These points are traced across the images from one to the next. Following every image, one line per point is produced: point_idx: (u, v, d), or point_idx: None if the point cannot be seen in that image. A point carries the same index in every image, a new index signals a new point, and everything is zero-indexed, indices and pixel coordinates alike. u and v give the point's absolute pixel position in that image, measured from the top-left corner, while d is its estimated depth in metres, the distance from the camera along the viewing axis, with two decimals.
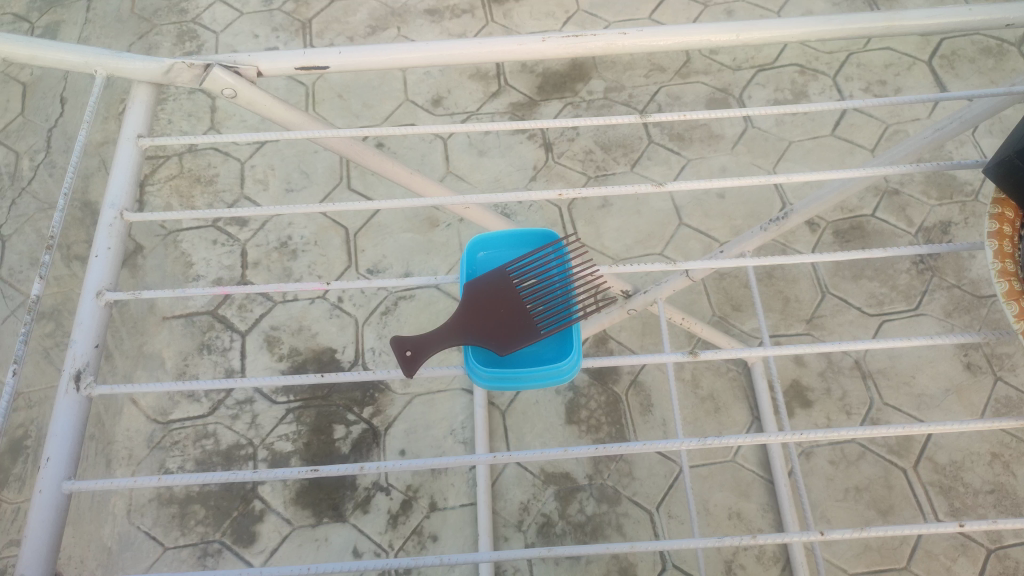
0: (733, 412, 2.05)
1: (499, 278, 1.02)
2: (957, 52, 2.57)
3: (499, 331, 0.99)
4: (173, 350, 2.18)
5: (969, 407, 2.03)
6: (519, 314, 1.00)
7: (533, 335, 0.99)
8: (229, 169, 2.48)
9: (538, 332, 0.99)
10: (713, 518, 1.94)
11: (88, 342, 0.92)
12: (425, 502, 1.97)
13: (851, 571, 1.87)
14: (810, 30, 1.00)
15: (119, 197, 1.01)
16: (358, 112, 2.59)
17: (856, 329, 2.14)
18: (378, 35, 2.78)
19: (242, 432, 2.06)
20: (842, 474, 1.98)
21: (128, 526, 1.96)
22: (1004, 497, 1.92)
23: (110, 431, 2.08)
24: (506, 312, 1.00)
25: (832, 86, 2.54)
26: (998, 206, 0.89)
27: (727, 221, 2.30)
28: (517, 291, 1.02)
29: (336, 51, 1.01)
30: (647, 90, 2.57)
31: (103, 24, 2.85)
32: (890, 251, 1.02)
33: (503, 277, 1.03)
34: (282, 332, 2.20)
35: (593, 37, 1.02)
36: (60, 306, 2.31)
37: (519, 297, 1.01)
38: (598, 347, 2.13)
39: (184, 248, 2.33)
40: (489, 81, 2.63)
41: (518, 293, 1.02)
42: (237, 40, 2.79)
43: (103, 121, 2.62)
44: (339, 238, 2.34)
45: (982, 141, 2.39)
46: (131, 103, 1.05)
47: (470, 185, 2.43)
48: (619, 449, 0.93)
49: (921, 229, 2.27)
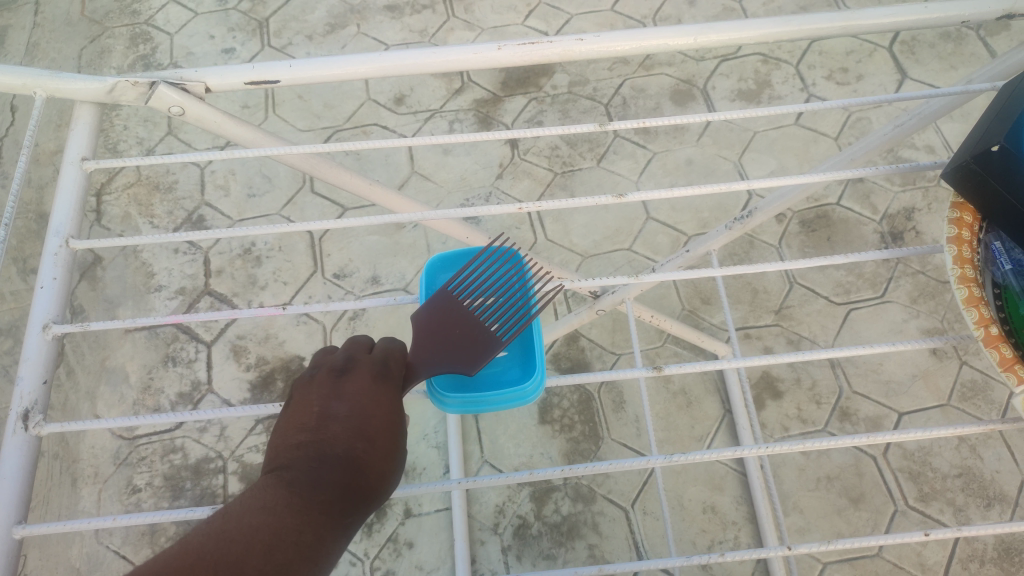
0: (705, 407, 2.06)
1: (449, 302, 1.00)
2: (918, 38, 2.58)
3: (462, 351, 0.96)
4: (138, 364, 2.15)
5: (935, 393, 2.05)
6: (475, 334, 0.97)
7: (490, 353, 0.96)
8: (189, 175, 2.43)
9: (495, 350, 0.96)
10: (687, 514, 1.95)
11: (35, 378, 0.89)
12: (400, 508, 1.96)
13: (825, 561, 1.89)
14: (767, 32, 0.99)
15: (63, 223, 0.97)
16: (319, 113, 2.55)
17: (823, 319, 2.16)
18: (337, 33, 2.73)
19: (211, 445, 2.03)
20: (813, 464, 1.99)
21: (96, 545, 1.92)
22: (972, 480, 1.95)
23: (75, 449, 2.04)
24: (469, 331, 0.97)
25: (795, 75, 2.55)
26: (958, 210, 0.88)
27: (695, 214, 2.29)
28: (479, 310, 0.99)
29: (286, 64, 0.99)
30: (611, 84, 2.56)
31: (52, 28, 2.78)
32: (853, 256, 1.01)
33: (453, 301, 1.00)
34: (249, 341, 2.17)
35: (549, 43, 0.99)
36: (18, 322, 2.25)
37: (472, 318, 0.98)
38: (569, 346, 2.12)
39: (144, 258, 2.29)
40: (452, 77, 2.60)
41: (471, 313, 0.99)
42: (193, 42, 2.72)
43: (56, 129, 2.55)
44: (304, 242, 2.30)
45: (943, 128, 2.42)
46: (76, 123, 1.02)
47: (435, 184, 2.40)
48: (587, 469, 0.92)
49: (886, 216, 2.29)
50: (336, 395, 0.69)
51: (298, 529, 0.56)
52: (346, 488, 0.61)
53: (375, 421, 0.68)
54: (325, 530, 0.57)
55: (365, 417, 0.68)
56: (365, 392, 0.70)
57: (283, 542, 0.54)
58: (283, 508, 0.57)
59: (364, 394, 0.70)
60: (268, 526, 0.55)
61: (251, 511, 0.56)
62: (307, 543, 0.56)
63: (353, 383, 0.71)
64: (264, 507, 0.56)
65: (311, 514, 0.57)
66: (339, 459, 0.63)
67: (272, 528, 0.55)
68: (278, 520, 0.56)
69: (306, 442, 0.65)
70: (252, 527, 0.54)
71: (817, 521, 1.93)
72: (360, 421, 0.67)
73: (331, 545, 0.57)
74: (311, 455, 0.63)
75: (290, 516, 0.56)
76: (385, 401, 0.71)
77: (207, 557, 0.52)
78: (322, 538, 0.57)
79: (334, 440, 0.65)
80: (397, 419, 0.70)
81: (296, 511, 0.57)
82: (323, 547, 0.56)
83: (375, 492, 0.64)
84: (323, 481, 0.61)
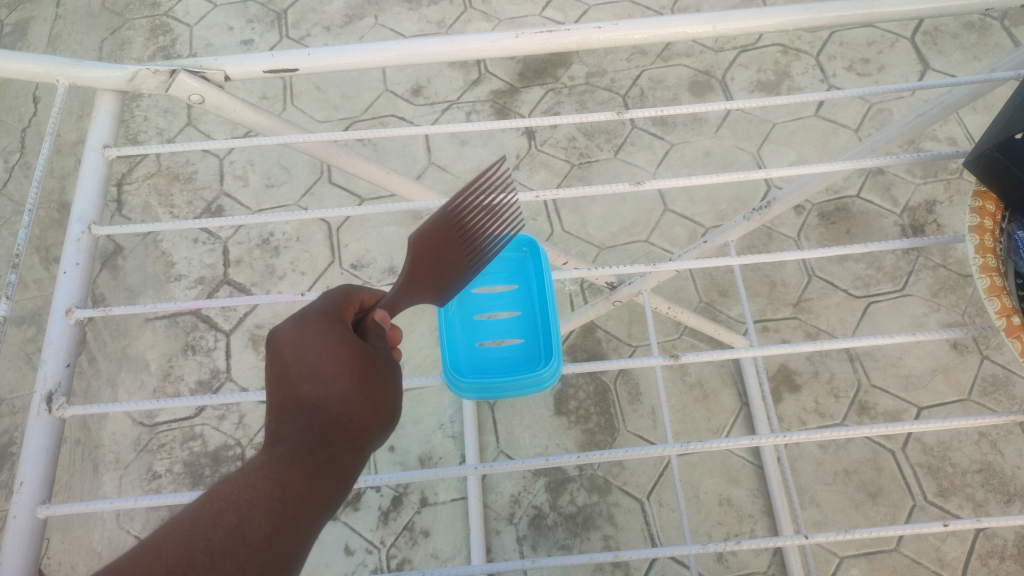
0: (721, 399, 2.05)
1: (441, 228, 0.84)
2: (940, 28, 2.55)
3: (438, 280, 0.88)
4: (158, 352, 2.17)
5: (956, 387, 2.03)
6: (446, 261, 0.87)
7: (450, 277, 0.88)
8: (209, 165, 2.45)
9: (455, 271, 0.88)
10: (703, 506, 1.95)
11: (59, 361, 0.90)
12: (416, 497, 1.97)
13: (842, 555, 1.88)
14: (787, 20, 0.98)
15: (85, 210, 0.99)
16: (337, 104, 2.56)
17: (842, 312, 2.15)
18: (355, 25, 2.73)
19: (229, 433, 2.05)
20: (831, 457, 1.98)
21: (118, 530, 1.95)
22: (992, 475, 1.93)
23: (96, 435, 2.07)
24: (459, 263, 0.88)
25: (815, 65, 2.52)
26: (979, 199, 0.87)
27: (713, 206, 2.28)
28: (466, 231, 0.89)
29: (305, 53, 0.99)
30: (629, 75, 2.55)
31: (74, 20, 2.80)
32: (873, 245, 1.00)
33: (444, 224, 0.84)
34: (267, 330, 2.18)
35: (567, 32, 0.99)
36: (40, 310, 2.29)
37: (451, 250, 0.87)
38: (586, 337, 2.12)
39: (164, 248, 2.31)
40: (470, 69, 2.60)
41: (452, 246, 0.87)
42: (212, 33, 2.74)
43: (77, 119, 2.57)
44: (322, 233, 2.31)
45: (966, 119, 2.39)
46: (98, 111, 1.03)
47: (452, 176, 2.41)
48: (603, 456, 0.92)
49: (907, 209, 2.26)
50: (279, 350, 0.70)
51: (253, 487, 0.59)
52: (305, 438, 0.64)
53: (317, 357, 0.68)
54: (286, 476, 0.60)
55: (306, 360, 0.69)
56: (298, 331, 0.70)
57: (237, 503, 0.58)
58: (239, 472, 0.60)
59: (297, 335, 0.70)
60: (220, 495, 0.58)
61: (212, 486, 0.60)
62: (267, 493, 0.59)
63: (285, 330, 0.71)
64: (219, 479, 0.60)
65: (266, 470, 0.60)
66: (294, 415, 0.66)
67: (225, 496, 0.58)
68: (230, 485, 0.59)
69: (271, 411, 0.68)
70: (209, 498, 0.59)
71: (834, 515, 1.92)
72: (305, 366, 0.68)
73: (298, 485, 0.60)
74: (273, 423, 0.67)
75: (241, 478, 0.60)
76: (318, 329, 0.70)
77: (173, 537, 0.56)
78: (284, 485, 0.60)
79: (291, 397, 0.68)
80: (343, 339, 0.69)
81: (249, 471, 0.60)
82: (289, 492, 0.60)
83: (344, 425, 0.66)
84: (283, 438, 0.64)
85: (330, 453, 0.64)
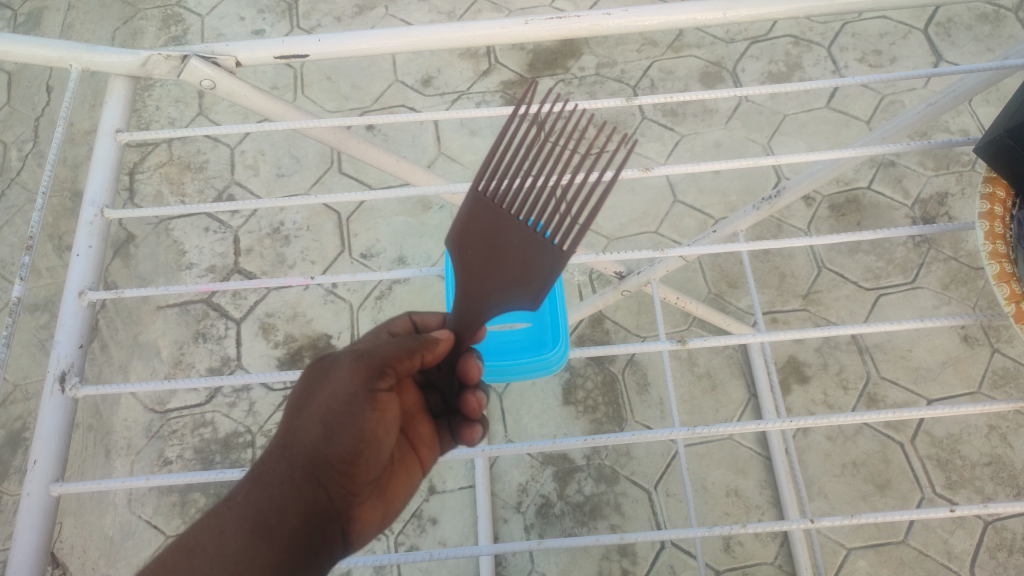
0: (730, 390, 2.05)
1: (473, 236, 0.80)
2: (954, 19, 2.53)
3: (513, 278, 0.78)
4: (169, 339, 2.19)
5: (966, 380, 2.03)
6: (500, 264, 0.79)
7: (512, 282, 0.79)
8: (220, 155, 2.46)
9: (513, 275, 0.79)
10: (710, 497, 1.95)
11: (72, 342, 0.91)
12: (424, 485, 1.98)
13: (849, 546, 1.88)
14: (797, 7, 0.98)
15: (98, 194, 1.00)
16: (347, 94, 2.57)
17: (852, 304, 2.14)
18: (366, 15, 2.74)
19: (239, 420, 2.07)
20: (839, 449, 1.98)
21: (128, 515, 1.97)
22: (1001, 469, 1.92)
23: (108, 421, 2.09)
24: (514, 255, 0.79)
25: (827, 57, 2.51)
26: (990, 185, 0.87)
27: (722, 197, 2.27)
28: (544, 193, 0.79)
29: (315, 39, 0.99)
30: (640, 65, 2.54)
31: (87, 10, 2.82)
32: (882, 232, 0.99)
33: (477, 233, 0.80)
34: (277, 318, 2.19)
35: (577, 18, 0.99)
36: (53, 297, 2.31)
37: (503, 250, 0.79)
38: (594, 328, 2.12)
39: (176, 237, 2.33)
40: (480, 59, 2.60)
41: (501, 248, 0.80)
42: (223, 23, 2.75)
43: (90, 108, 2.59)
44: (332, 223, 2.32)
45: (979, 111, 2.37)
46: (110, 96, 1.03)
47: (461, 166, 2.41)
48: (609, 440, 0.92)
49: (918, 201, 2.25)
50: None
51: (171, 554, 0.68)
52: (231, 498, 0.71)
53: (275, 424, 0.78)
54: (198, 539, 0.68)
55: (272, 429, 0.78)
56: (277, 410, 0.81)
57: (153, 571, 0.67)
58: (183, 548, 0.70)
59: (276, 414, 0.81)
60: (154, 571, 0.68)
61: None
62: (178, 563, 0.67)
63: None
64: None
65: (188, 536, 0.69)
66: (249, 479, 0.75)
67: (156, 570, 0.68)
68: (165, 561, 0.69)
69: None
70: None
71: (841, 507, 1.92)
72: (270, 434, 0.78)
73: (205, 545, 0.67)
74: None
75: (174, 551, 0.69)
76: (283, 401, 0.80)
77: None
78: (194, 547, 0.67)
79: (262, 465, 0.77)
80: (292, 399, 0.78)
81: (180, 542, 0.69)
82: (194, 551, 0.67)
83: (272, 474, 0.73)
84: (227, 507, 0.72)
85: (246, 500, 0.70)
